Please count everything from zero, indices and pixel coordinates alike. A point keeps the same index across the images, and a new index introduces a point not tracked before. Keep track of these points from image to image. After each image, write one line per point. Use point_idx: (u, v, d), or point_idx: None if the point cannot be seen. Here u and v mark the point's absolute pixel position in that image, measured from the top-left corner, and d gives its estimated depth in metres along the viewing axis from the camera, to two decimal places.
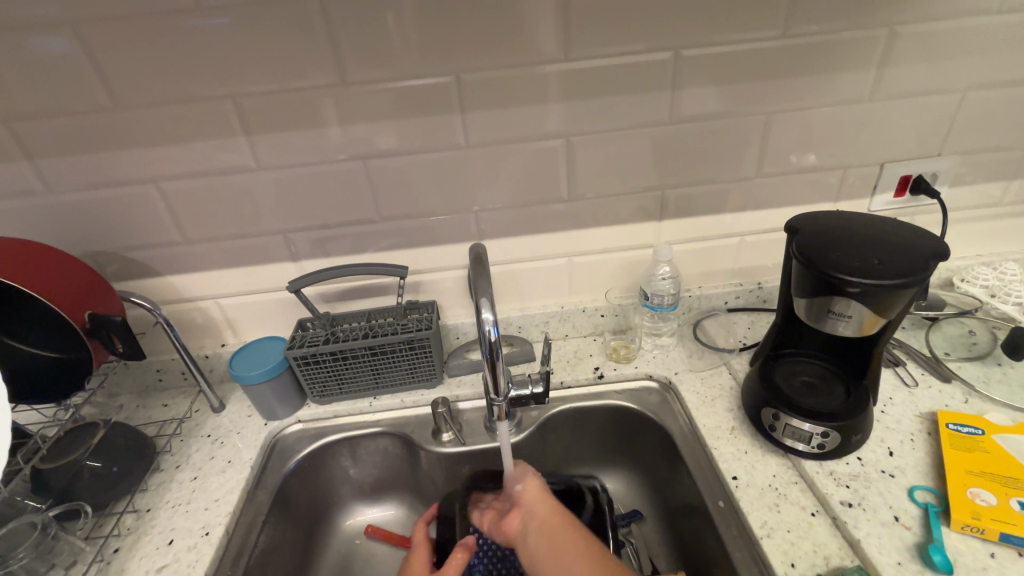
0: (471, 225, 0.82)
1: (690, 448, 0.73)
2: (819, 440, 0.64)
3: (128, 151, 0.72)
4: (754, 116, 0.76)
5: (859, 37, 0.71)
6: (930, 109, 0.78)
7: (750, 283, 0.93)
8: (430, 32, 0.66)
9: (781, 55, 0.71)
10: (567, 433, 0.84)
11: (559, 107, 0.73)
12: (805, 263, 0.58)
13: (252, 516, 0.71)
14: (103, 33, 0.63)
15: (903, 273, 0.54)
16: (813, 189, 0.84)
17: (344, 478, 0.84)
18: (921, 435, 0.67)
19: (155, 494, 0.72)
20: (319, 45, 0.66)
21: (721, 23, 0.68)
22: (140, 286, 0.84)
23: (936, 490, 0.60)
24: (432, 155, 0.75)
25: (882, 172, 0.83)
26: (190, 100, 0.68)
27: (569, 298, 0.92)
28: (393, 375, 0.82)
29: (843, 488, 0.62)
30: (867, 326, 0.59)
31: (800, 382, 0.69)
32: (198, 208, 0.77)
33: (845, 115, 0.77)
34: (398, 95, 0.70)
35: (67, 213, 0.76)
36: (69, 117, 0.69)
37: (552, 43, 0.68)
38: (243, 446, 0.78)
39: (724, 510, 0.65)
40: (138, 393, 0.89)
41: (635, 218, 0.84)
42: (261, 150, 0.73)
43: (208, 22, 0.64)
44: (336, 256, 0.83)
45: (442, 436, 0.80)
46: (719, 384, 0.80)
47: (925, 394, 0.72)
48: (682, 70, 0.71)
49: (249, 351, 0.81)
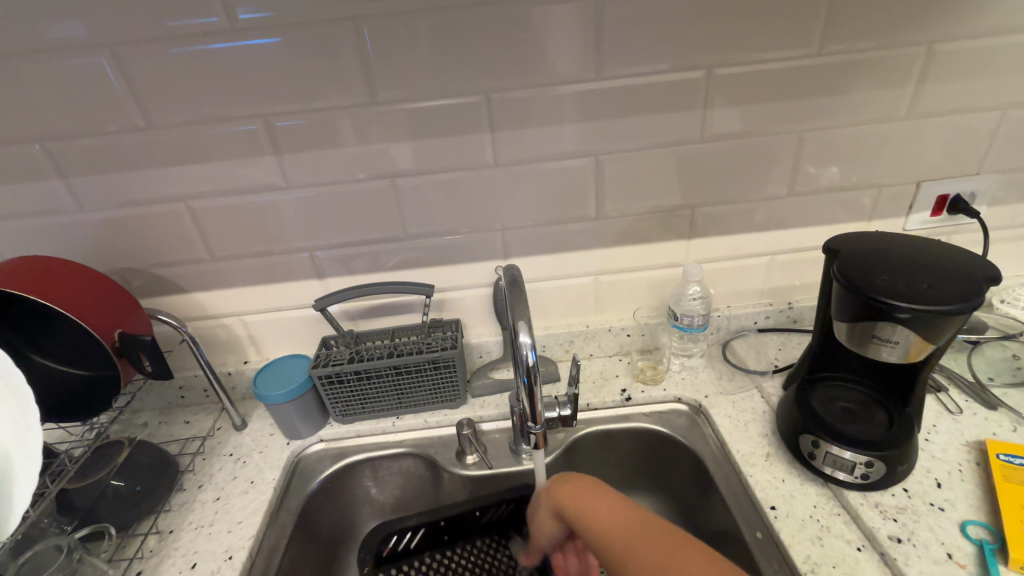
0: (496, 243, 0.81)
1: (724, 475, 0.71)
2: (862, 470, 0.61)
3: (158, 170, 0.72)
4: (787, 134, 0.75)
5: (894, 55, 0.69)
6: (967, 128, 0.76)
7: (781, 302, 0.91)
8: (461, 52, 0.66)
9: (814, 73, 0.70)
10: (593, 456, 0.82)
11: (586, 126, 0.72)
12: (849, 286, 0.57)
13: (275, 539, 0.69)
14: (139, 54, 0.64)
15: (956, 298, 0.52)
16: (845, 209, 0.82)
17: (366, 499, 0.83)
18: (969, 466, 0.64)
19: (177, 514, 0.71)
20: (349, 66, 0.66)
21: (753, 41, 0.68)
22: (164, 303, 0.84)
23: (990, 525, 0.57)
24: (458, 174, 0.75)
25: (919, 191, 0.81)
26: (221, 119, 0.69)
27: (595, 317, 0.90)
28: (417, 394, 0.81)
29: (890, 522, 0.59)
30: (914, 352, 0.57)
31: (839, 408, 0.67)
32: (225, 225, 0.77)
33: (879, 133, 0.76)
34: (427, 113, 0.70)
35: (95, 230, 0.76)
36: (101, 137, 0.69)
37: (580, 63, 0.68)
38: (266, 466, 0.77)
39: (763, 541, 0.62)
40: (160, 410, 0.89)
41: (663, 236, 0.83)
42: (289, 169, 0.73)
43: (240, 45, 0.64)
44: (361, 274, 0.83)
45: (466, 458, 0.78)
46: (752, 408, 0.77)
47: (971, 422, 0.70)
48: (714, 89, 0.71)
49: (272, 370, 0.80)
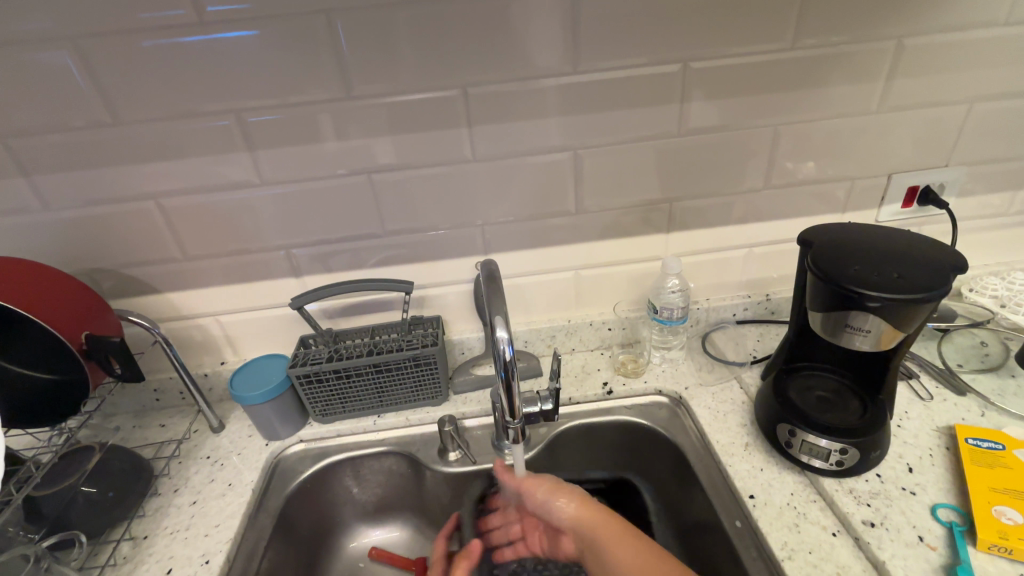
0: (476, 239, 0.81)
1: (704, 465, 0.72)
2: (837, 457, 0.62)
3: (127, 167, 0.70)
4: (761, 128, 0.76)
5: (865, 49, 0.71)
6: (936, 120, 0.78)
7: (759, 294, 0.92)
8: (436, 45, 0.65)
9: (789, 67, 0.71)
10: (576, 450, 0.82)
11: (564, 121, 0.72)
12: (823, 276, 0.58)
13: (254, 541, 0.68)
14: (104, 47, 0.62)
15: (924, 287, 0.53)
16: (819, 201, 0.84)
17: (348, 499, 0.82)
18: (939, 450, 0.66)
19: (152, 520, 0.69)
20: (323, 60, 0.65)
21: (727, 35, 0.68)
22: (136, 304, 0.82)
23: (959, 508, 0.59)
24: (438, 169, 0.74)
25: (890, 183, 0.83)
26: (191, 115, 0.67)
27: (577, 312, 0.90)
28: (398, 392, 0.80)
29: (864, 507, 0.60)
30: (885, 340, 0.58)
31: (814, 397, 0.68)
32: (198, 224, 0.75)
33: (852, 127, 0.77)
34: (403, 108, 0.69)
35: (63, 229, 0.74)
36: (66, 133, 0.67)
37: (557, 57, 0.67)
38: (244, 468, 0.76)
39: (742, 530, 0.63)
40: (134, 414, 0.87)
41: (642, 231, 0.83)
42: (263, 165, 0.72)
43: (211, 38, 0.63)
44: (339, 272, 0.82)
45: (448, 455, 0.77)
46: (731, 398, 0.78)
47: (941, 408, 0.71)
48: (689, 82, 0.71)
49: (250, 370, 0.79)
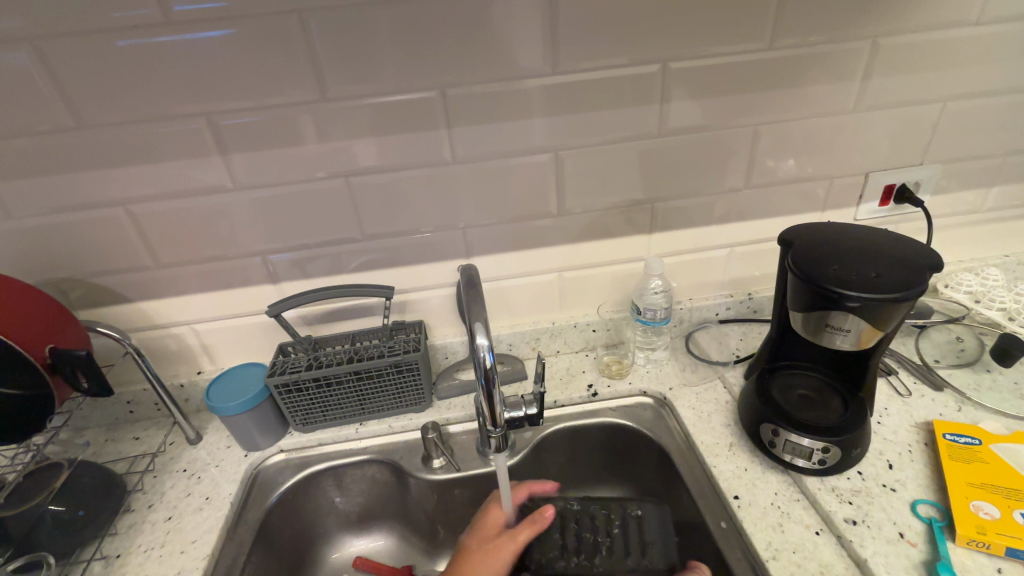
0: (457, 242, 0.80)
1: (689, 466, 0.72)
2: (820, 456, 0.63)
3: (94, 173, 0.68)
4: (741, 128, 0.76)
5: (842, 49, 0.71)
6: (911, 119, 0.79)
7: (741, 293, 0.92)
8: (413, 45, 0.64)
9: (767, 67, 0.71)
10: (562, 453, 0.82)
11: (545, 122, 0.72)
12: (803, 277, 0.58)
13: (233, 556, 0.67)
14: (66, 48, 0.60)
15: (902, 287, 0.54)
16: (799, 200, 0.84)
17: (331, 509, 0.80)
18: (919, 446, 0.67)
19: (125, 537, 0.67)
20: (298, 61, 0.63)
21: (707, 35, 0.68)
22: (106, 314, 0.79)
23: (937, 503, 0.60)
24: (417, 172, 0.73)
25: (867, 181, 0.84)
26: (160, 118, 0.65)
27: (561, 314, 0.90)
28: (381, 399, 0.79)
29: (846, 505, 0.61)
30: (865, 339, 0.59)
31: (796, 396, 0.68)
32: (170, 230, 0.73)
33: (830, 126, 0.78)
34: (381, 110, 0.68)
35: (26, 238, 0.71)
36: (29, 138, 0.64)
37: (537, 58, 0.67)
38: (222, 480, 0.74)
39: (727, 531, 0.63)
40: (107, 427, 0.84)
41: (625, 231, 0.83)
42: (237, 170, 0.70)
43: (180, 39, 0.61)
44: (318, 278, 0.80)
45: (433, 462, 0.76)
46: (715, 399, 0.79)
47: (920, 403, 0.72)
48: (670, 82, 0.71)
49: (226, 380, 0.77)
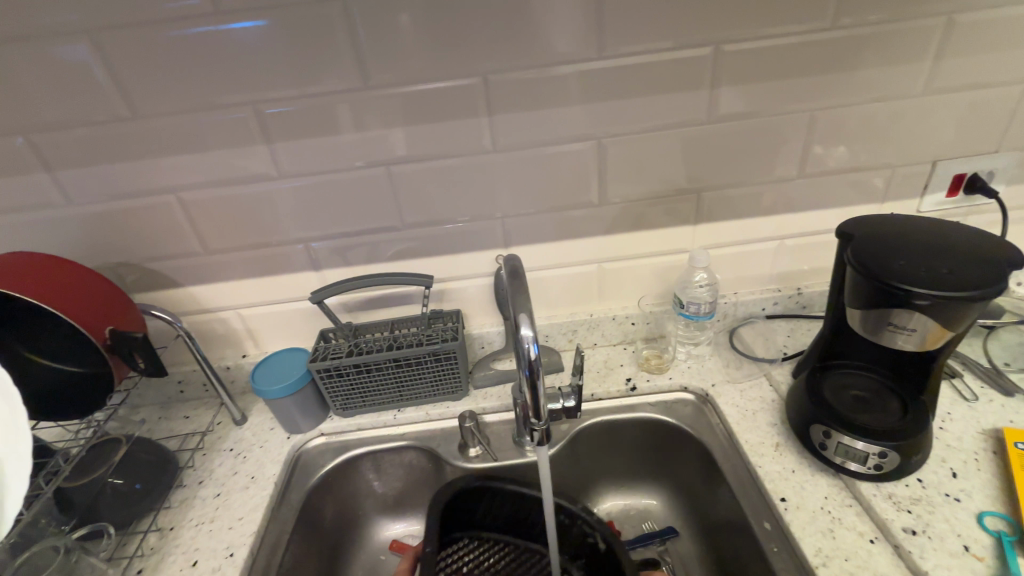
0: (496, 231, 0.79)
1: (732, 464, 0.69)
2: (875, 461, 0.60)
3: (147, 161, 0.70)
4: (796, 113, 0.72)
5: (911, 27, 0.66)
6: (987, 103, 0.73)
7: (790, 288, 0.88)
8: (453, 29, 0.63)
9: (825, 48, 0.67)
10: (599, 446, 0.81)
11: (589, 109, 0.70)
12: (863, 271, 0.54)
13: (277, 534, 0.69)
14: (121, 40, 0.62)
15: (977, 284, 0.50)
16: (856, 190, 0.80)
17: (369, 492, 0.82)
18: (986, 454, 0.62)
19: (177, 511, 0.71)
20: (340, 49, 0.63)
21: (763, 15, 0.64)
22: (159, 298, 0.82)
23: (1009, 517, 0.56)
24: (457, 161, 0.72)
25: (934, 171, 0.78)
26: (209, 108, 0.66)
27: (599, 305, 0.88)
28: (418, 387, 0.79)
29: (905, 513, 0.58)
30: (931, 339, 0.55)
31: (850, 397, 0.65)
32: (218, 218, 0.75)
33: (894, 112, 0.73)
34: (422, 97, 0.67)
35: (87, 223, 0.74)
36: (89, 127, 0.67)
37: (582, 42, 0.65)
38: (266, 461, 0.76)
39: (772, 532, 0.61)
40: (160, 405, 0.88)
41: (669, 222, 0.80)
42: (281, 158, 0.71)
43: (227, 28, 0.62)
44: (358, 265, 0.81)
45: (469, 451, 0.77)
46: (760, 397, 0.76)
47: (988, 409, 0.68)
48: (722, 66, 0.67)
49: (270, 363, 0.79)
